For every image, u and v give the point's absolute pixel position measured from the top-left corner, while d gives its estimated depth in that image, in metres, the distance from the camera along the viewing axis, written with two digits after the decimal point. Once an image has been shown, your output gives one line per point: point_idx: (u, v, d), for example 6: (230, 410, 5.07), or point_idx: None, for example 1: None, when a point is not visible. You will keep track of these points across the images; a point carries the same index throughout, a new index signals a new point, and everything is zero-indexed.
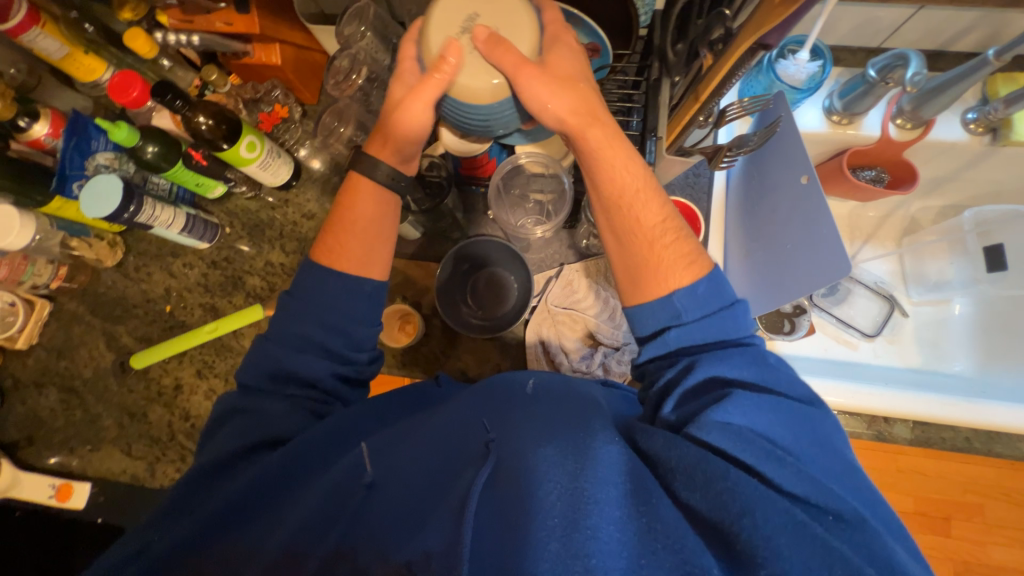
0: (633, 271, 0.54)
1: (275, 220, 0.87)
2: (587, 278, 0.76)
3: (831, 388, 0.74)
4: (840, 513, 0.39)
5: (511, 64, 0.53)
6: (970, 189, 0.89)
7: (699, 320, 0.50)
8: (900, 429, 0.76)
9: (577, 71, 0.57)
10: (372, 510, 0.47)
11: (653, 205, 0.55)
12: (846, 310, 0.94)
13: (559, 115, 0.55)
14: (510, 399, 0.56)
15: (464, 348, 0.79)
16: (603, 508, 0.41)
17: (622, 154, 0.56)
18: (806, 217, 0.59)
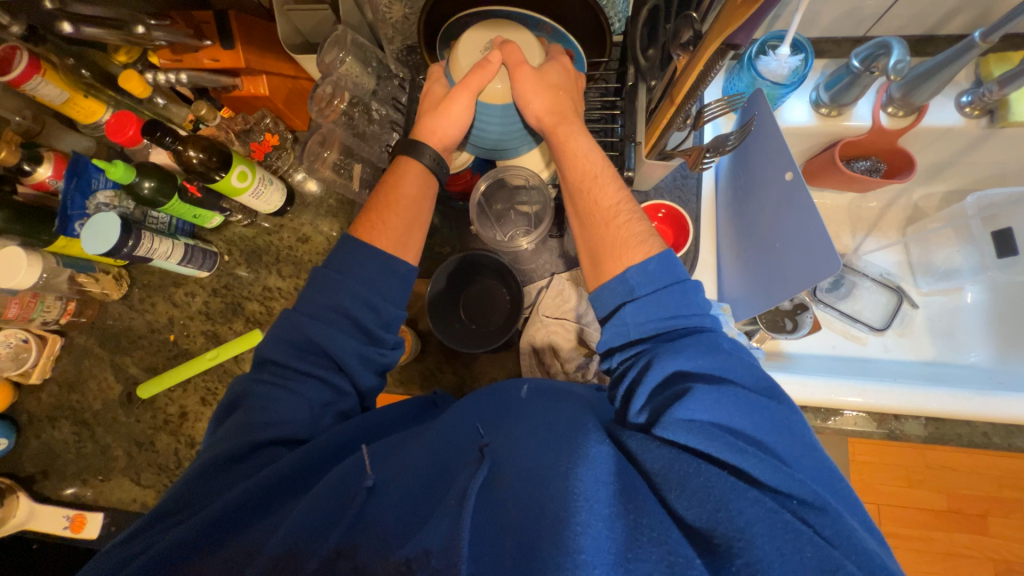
0: (593, 249, 0.58)
1: (271, 245, 0.89)
2: (577, 286, 0.76)
3: (843, 388, 0.71)
4: (805, 497, 0.38)
5: (514, 62, 0.60)
6: (973, 173, 0.87)
7: (655, 294, 0.51)
8: (912, 426, 0.73)
9: (563, 80, 0.60)
10: (373, 511, 0.46)
11: (609, 188, 0.58)
12: (852, 304, 0.92)
13: (538, 114, 0.60)
14: (506, 406, 0.54)
15: (463, 363, 0.79)
16: (590, 504, 0.40)
17: (587, 146, 0.60)
18: (789, 212, 0.58)
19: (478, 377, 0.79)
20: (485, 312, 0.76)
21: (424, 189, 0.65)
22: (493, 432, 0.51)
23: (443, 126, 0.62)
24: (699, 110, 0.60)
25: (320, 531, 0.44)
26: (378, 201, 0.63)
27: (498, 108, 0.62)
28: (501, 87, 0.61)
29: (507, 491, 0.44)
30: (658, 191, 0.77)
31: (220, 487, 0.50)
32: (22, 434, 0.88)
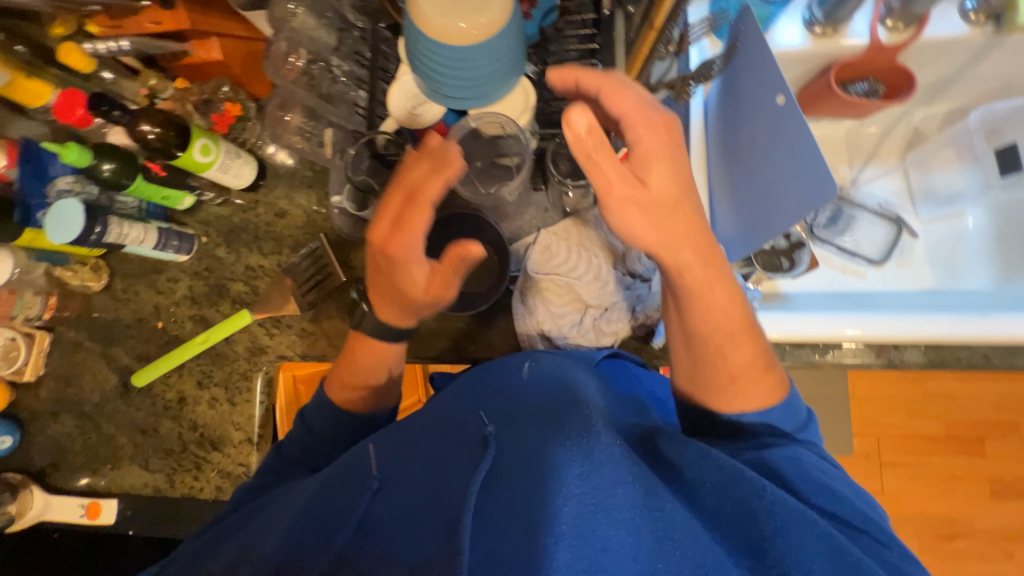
0: (698, 375, 0.54)
1: (248, 222, 0.86)
2: (566, 240, 0.71)
3: (844, 322, 0.70)
4: (869, 527, 0.43)
5: (617, 195, 0.49)
6: (979, 85, 0.81)
7: (764, 418, 0.52)
8: (911, 354, 0.72)
9: (679, 193, 0.50)
10: (374, 515, 0.46)
11: (756, 391, 0.52)
12: (851, 239, 0.90)
13: (644, 243, 0.50)
14: (506, 392, 0.55)
15: (457, 328, 0.78)
16: (609, 514, 0.39)
17: (722, 292, 0.52)
18: (783, 142, 0.55)
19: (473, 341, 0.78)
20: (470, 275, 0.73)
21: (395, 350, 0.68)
22: (498, 417, 0.50)
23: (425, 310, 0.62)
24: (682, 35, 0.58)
25: (326, 535, 0.45)
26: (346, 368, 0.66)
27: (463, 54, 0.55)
28: (476, 37, 0.54)
29: (515, 482, 0.43)
30: None
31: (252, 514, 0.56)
32: (26, 431, 0.88)
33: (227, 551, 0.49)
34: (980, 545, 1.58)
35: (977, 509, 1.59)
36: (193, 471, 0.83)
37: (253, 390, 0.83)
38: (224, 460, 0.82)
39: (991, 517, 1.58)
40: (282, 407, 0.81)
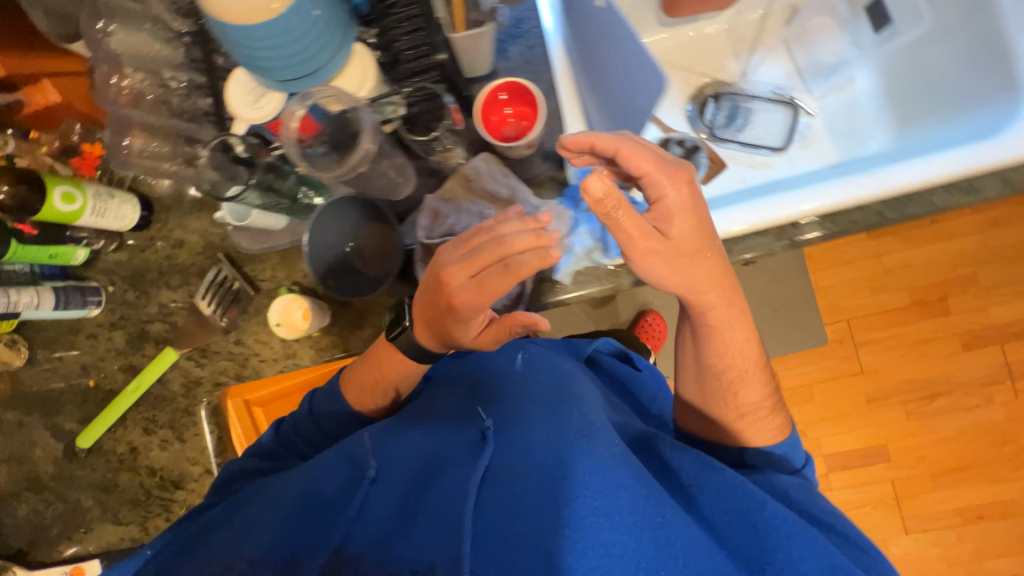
0: (721, 434, 0.63)
1: (149, 261, 0.84)
2: (451, 200, 0.69)
3: (740, 213, 0.67)
4: (859, 544, 0.50)
5: (642, 245, 0.51)
6: None
7: (779, 451, 0.61)
8: (809, 229, 0.68)
9: (699, 241, 0.53)
10: (370, 506, 0.50)
11: (764, 426, 0.62)
12: (752, 132, 0.90)
13: (674, 286, 0.54)
14: (504, 387, 0.60)
15: (378, 312, 0.77)
16: (614, 519, 0.42)
17: (736, 315, 0.60)
18: (614, 43, 0.61)
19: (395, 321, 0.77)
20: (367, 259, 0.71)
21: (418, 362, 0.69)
22: (497, 415, 0.55)
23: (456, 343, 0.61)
24: None
25: (316, 537, 0.47)
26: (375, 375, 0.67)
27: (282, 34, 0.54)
28: (280, 10, 0.52)
29: (518, 481, 0.47)
30: (506, 73, 0.72)
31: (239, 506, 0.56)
32: None
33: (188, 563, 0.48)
34: (962, 398, 1.64)
35: (953, 367, 1.65)
36: (161, 513, 0.83)
37: (197, 423, 0.82)
38: (187, 496, 0.83)
39: (968, 370, 1.64)
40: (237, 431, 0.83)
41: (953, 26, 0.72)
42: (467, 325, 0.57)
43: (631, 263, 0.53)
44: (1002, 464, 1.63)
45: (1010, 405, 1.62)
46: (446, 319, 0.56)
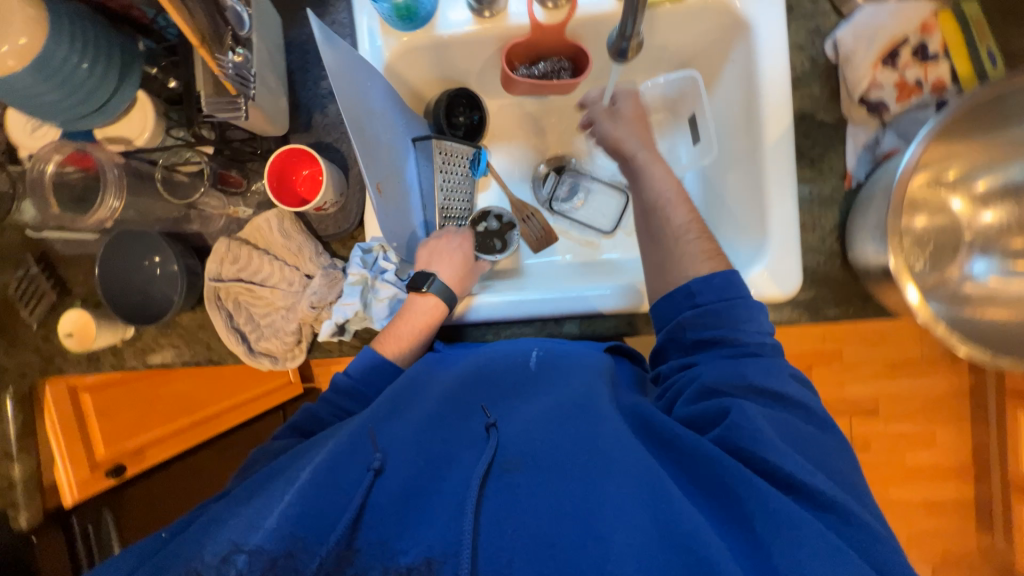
0: (663, 269, 0.70)
1: None
2: (250, 245, 0.73)
3: (508, 305, 0.74)
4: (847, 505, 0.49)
5: (633, 110, 0.78)
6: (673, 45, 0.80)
7: (712, 302, 0.64)
8: (567, 327, 0.76)
9: (638, 107, 0.78)
10: (387, 486, 0.51)
11: (682, 209, 0.72)
12: (585, 211, 0.95)
13: (619, 158, 0.78)
14: (512, 371, 0.63)
15: (181, 335, 0.78)
16: (619, 513, 0.46)
17: (668, 176, 0.74)
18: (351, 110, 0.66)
19: (200, 343, 0.79)
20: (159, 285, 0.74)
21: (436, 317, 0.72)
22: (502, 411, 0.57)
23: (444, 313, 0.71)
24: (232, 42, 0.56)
25: (326, 521, 0.48)
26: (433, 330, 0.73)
27: (82, 86, 0.57)
28: (18, 70, 0.51)
29: (518, 474, 0.50)
30: (324, 130, 0.74)
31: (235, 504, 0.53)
32: None
33: (223, 535, 0.47)
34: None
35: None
36: None
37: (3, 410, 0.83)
38: None
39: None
40: (54, 420, 0.90)
41: (735, 168, 0.77)
42: (462, 253, 0.77)
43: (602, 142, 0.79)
44: None
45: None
46: (454, 251, 0.77)
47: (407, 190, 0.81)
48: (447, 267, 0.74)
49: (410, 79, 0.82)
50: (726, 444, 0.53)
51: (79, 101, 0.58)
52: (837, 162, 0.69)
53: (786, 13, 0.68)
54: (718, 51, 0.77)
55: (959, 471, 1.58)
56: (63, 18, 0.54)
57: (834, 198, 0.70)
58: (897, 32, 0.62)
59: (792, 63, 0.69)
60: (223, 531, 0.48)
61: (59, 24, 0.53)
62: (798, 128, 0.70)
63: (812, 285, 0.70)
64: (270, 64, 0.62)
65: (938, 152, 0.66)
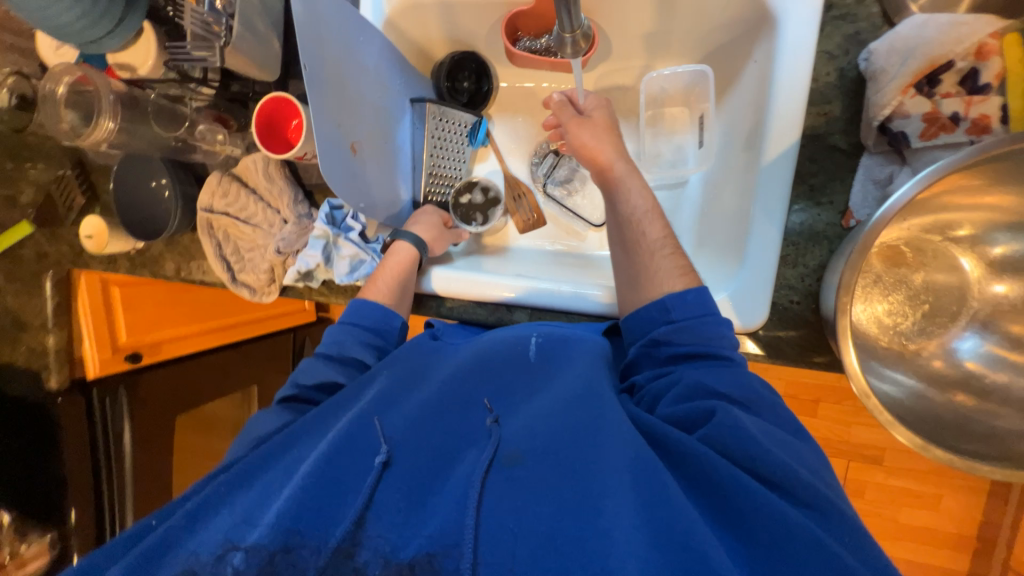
0: (634, 279, 0.64)
1: (28, 138, 0.91)
2: (238, 182, 0.77)
3: (466, 283, 0.74)
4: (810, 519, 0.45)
5: (597, 106, 0.77)
6: (696, 31, 0.72)
7: (689, 321, 0.58)
8: (518, 317, 0.74)
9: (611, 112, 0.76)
10: (385, 486, 0.45)
11: (657, 225, 0.66)
12: (579, 199, 0.90)
13: (592, 161, 0.74)
14: (508, 357, 0.56)
15: (180, 253, 0.86)
16: (636, 518, 0.40)
17: (638, 183, 0.70)
18: (320, 55, 0.62)
19: (195, 265, 0.86)
20: (160, 207, 0.79)
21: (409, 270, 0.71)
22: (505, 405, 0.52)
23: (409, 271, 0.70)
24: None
25: (319, 521, 0.42)
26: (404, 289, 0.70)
27: (95, 17, 0.61)
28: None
29: (520, 469, 0.45)
30: None
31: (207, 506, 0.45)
32: None
33: (205, 540, 0.42)
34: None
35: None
36: (12, 344, 1.00)
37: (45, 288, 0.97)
38: (28, 338, 0.99)
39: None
40: (83, 302, 1.02)
41: (738, 180, 0.71)
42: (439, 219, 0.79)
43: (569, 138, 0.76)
44: None
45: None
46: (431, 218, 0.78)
47: (396, 152, 0.80)
48: (416, 226, 0.76)
49: (413, 37, 0.80)
50: (715, 445, 0.48)
51: (92, 30, 0.62)
52: (840, 194, 0.62)
53: (820, 13, 0.59)
54: (738, 48, 0.70)
55: (955, 542, 1.33)
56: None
57: (826, 234, 0.63)
58: (941, 53, 0.52)
59: (816, 72, 0.61)
60: (207, 532, 0.43)
61: None
62: (805, 148, 0.63)
63: (777, 323, 0.65)
64: (263, 9, 0.63)
65: (960, 200, 0.57)
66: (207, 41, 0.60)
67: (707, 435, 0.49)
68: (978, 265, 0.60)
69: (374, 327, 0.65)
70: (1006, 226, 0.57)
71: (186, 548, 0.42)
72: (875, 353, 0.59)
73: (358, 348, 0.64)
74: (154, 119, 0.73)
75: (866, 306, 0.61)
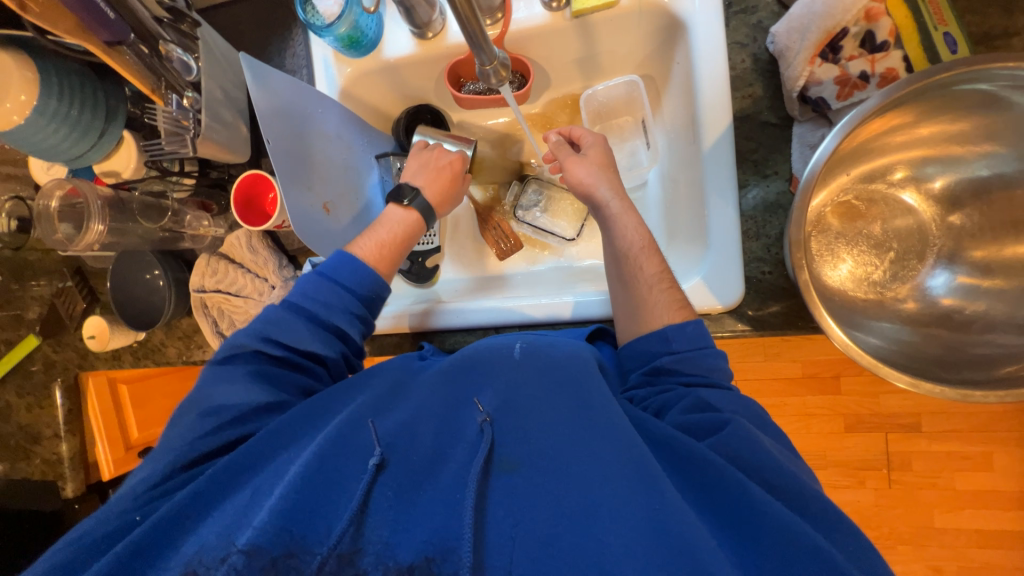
0: (634, 311, 0.65)
1: (26, 257, 0.97)
2: (226, 260, 0.81)
3: (455, 315, 0.76)
4: (819, 514, 0.44)
5: (590, 141, 0.77)
6: (622, 48, 0.79)
7: (689, 351, 0.58)
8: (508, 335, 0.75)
9: (602, 149, 0.76)
10: (381, 488, 0.45)
11: (654, 260, 0.66)
12: (548, 217, 0.94)
13: (588, 194, 0.73)
14: (499, 364, 0.56)
15: (180, 337, 0.89)
16: (625, 520, 0.41)
17: (636, 219, 0.70)
18: (284, 134, 0.69)
19: (195, 346, 0.89)
20: (154, 297, 0.83)
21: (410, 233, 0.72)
22: (497, 402, 0.51)
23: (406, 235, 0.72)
24: (189, 83, 0.66)
25: (315, 524, 0.42)
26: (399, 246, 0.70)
27: (80, 136, 0.68)
28: (19, 123, 0.62)
29: (516, 475, 0.46)
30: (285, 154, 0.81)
31: (207, 501, 0.46)
32: None
33: (196, 541, 0.42)
34: (835, 475, 1.30)
35: (829, 444, 1.29)
36: (24, 460, 1.00)
37: (56, 399, 0.99)
38: (42, 451, 1.00)
39: (850, 449, 1.29)
40: (94, 405, 1.03)
41: (688, 172, 0.75)
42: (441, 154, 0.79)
43: (565, 178, 0.75)
44: None
45: (883, 492, 1.28)
46: (435, 158, 0.78)
47: (369, 206, 0.85)
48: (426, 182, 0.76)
49: (369, 101, 0.87)
50: (727, 452, 0.48)
51: (79, 147, 0.69)
52: (783, 164, 0.65)
53: (722, 11, 0.66)
54: (664, 54, 0.77)
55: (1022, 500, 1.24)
56: (52, 76, 0.64)
57: (779, 203, 0.65)
58: (833, 23, 0.57)
59: (731, 61, 0.67)
60: (201, 535, 0.43)
61: (50, 86, 0.63)
62: (740, 129, 0.67)
63: (757, 296, 0.66)
64: (228, 101, 0.69)
65: (886, 144, 0.60)
66: (180, 135, 0.65)
67: (716, 442, 0.49)
68: (922, 200, 0.63)
69: (360, 292, 0.63)
70: (933, 159, 0.61)
71: (181, 554, 0.42)
72: (854, 307, 0.60)
73: (342, 315, 0.61)
74: (141, 217, 0.78)
75: (837, 265, 0.63)
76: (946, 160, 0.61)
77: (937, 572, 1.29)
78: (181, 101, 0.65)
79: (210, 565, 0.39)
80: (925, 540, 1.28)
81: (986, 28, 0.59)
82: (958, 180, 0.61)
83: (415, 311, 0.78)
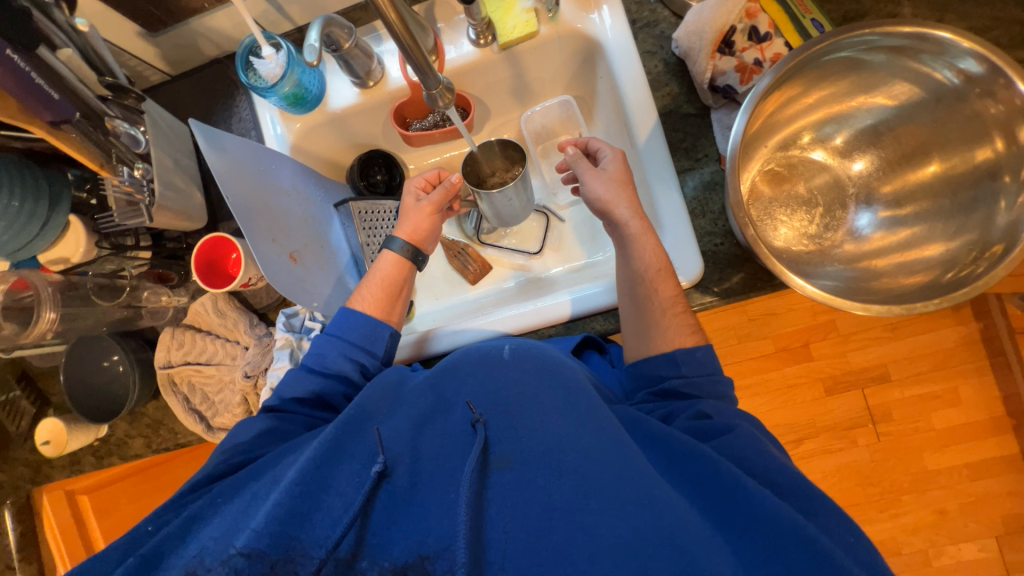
0: (643, 330, 0.66)
1: None
2: (194, 330, 0.78)
3: (442, 337, 0.76)
4: (802, 494, 0.47)
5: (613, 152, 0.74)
6: (551, 73, 0.87)
7: (698, 376, 0.61)
8: None
9: (623, 168, 0.72)
10: (376, 505, 0.47)
11: (669, 284, 0.66)
12: (512, 236, 0.97)
13: (609, 207, 0.70)
14: (487, 366, 0.55)
15: (147, 426, 0.82)
16: (614, 514, 0.43)
17: (653, 240, 0.68)
18: (246, 200, 0.69)
19: (165, 432, 0.82)
20: (113, 385, 0.78)
21: (407, 274, 0.74)
22: (488, 404, 0.52)
23: (394, 277, 0.72)
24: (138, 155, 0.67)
25: (312, 528, 0.44)
26: (392, 292, 0.71)
27: (19, 227, 0.66)
28: None
29: (508, 472, 0.47)
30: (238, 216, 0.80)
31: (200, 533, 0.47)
32: None
33: (201, 540, 0.45)
34: (829, 439, 1.34)
35: (818, 411, 1.34)
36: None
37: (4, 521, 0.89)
38: None
39: (838, 411, 1.34)
40: (53, 518, 0.92)
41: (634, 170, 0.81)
42: (415, 201, 0.76)
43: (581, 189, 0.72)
44: (865, 505, 1.33)
45: (875, 446, 1.33)
46: (408, 207, 0.76)
47: (334, 253, 0.86)
48: (406, 220, 0.75)
49: (320, 153, 0.89)
50: (733, 454, 0.49)
51: (19, 240, 0.67)
52: (710, 147, 0.73)
53: (629, 30, 0.75)
54: (587, 73, 0.86)
55: (995, 426, 1.32)
56: None
57: (716, 181, 0.72)
58: (723, 23, 0.67)
59: (646, 68, 0.76)
60: (201, 539, 0.45)
61: None
62: (667, 123, 0.74)
63: (716, 268, 0.71)
64: (180, 168, 0.70)
65: (787, 113, 0.70)
66: (133, 207, 0.65)
67: (719, 444, 0.50)
68: (832, 156, 0.72)
69: (362, 343, 0.66)
70: (829, 120, 0.71)
71: (181, 560, 0.44)
72: (801, 261, 0.66)
73: (339, 386, 0.64)
74: (97, 297, 0.76)
75: (777, 227, 0.69)
76: (840, 118, 0.70)
77: (943, 515, 1.32)
78: (132, 172, 0.66)
79: (211, 565, 0.42)
80: (924, 486, 1.32)
81: (843, 12, 0.70)
82: (852, 133, 0.70)
83: (408, 340, 0.78)
